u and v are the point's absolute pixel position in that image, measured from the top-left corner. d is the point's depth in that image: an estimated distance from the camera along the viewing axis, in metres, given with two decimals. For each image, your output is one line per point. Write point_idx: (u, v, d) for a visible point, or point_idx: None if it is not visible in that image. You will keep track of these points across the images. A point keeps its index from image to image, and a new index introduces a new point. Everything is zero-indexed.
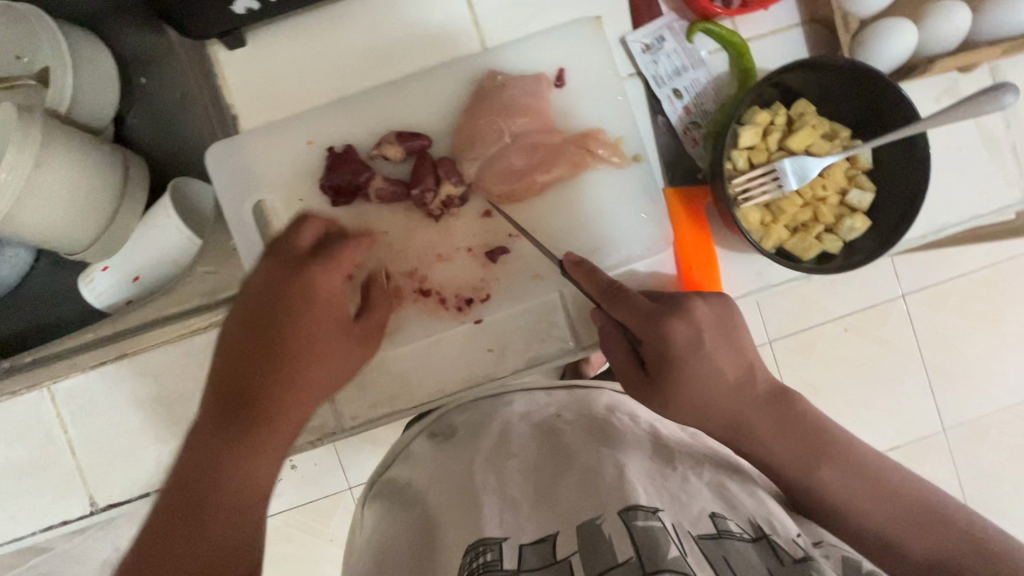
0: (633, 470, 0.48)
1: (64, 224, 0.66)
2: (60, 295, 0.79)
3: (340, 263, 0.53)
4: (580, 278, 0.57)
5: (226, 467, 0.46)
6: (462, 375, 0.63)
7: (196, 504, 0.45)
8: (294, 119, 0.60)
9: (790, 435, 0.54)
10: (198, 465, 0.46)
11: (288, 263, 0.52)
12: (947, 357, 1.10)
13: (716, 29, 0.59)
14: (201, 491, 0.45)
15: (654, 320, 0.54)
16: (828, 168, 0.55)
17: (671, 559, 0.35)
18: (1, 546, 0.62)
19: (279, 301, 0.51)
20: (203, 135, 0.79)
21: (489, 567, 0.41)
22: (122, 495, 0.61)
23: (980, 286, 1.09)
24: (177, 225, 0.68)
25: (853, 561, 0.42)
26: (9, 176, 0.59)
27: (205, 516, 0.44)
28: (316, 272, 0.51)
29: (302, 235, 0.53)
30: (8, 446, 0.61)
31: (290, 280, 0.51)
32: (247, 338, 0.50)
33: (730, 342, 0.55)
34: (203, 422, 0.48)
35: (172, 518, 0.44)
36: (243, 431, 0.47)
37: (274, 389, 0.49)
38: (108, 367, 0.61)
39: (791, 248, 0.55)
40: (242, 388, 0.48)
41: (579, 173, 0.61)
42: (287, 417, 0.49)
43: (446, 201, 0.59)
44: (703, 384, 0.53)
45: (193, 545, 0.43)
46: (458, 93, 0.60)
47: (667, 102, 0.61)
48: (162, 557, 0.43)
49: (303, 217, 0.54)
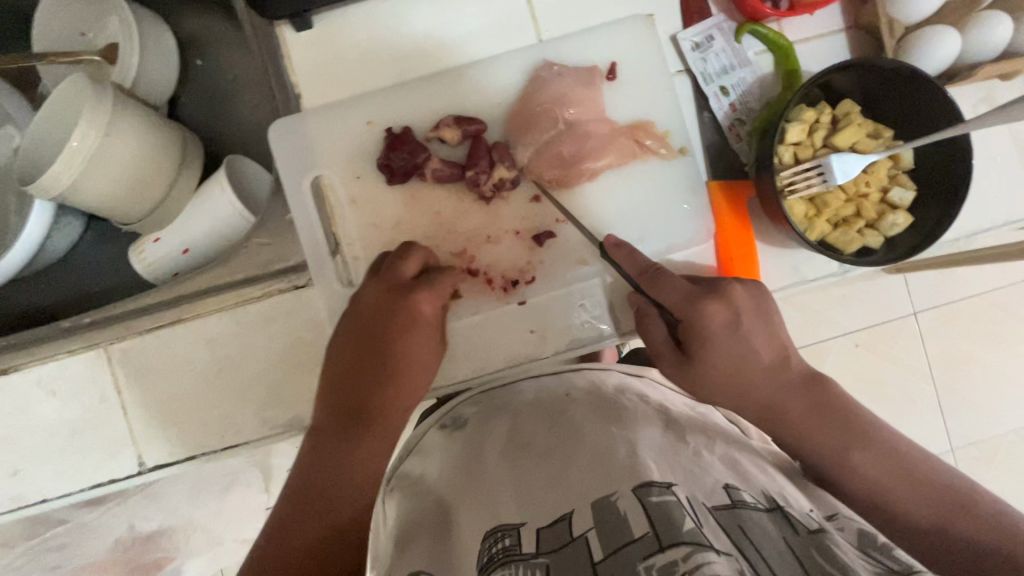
0: (643, 446, 0.49)
1: (126, 192, 0.69)
2: (106, 266, 0.81)
3: (437, 291, 0.60)
4: (621, 259, 0.60)
5: (349, 467, 0.56)
6: (505, 355, 0.64)
7: (325, 494, 0.55)
8: (357, 101, 0.63)
9: (822, 419, 0.56)
10: (323, 461, 0.57)
11: (394, 291, 0.60)
12: (959, 377, 1.12)
13: (762, 32, 0.61)
14: (331, 486, 0.56)
15: (694, 301, 0.57)
16: (872, 166, 0.57)
17: (687, 532, 0.36)
18: (47, 503, 0.63)
19: (389, 327, 0.59)
20: (256, 118, 0.82)
21: (510, 552, 0.41)
22: (170, 458, 0.63)
23: (994, 306, 1.10)
24: (232, 201, 0.70)
25: (869, 534, 0.43)
26: (82, 144, 0.62)
27: (336, 503, 0.55)
28: (420, 302, 0.59)
29: (408, 264, 0.60)
30: (63, 404, 0.63)
31: (398, 309, 0.59)
32: (360, 357, 0.59)
33: (767, 325, 0.58)
34: (327, 426, 0.58)
35: (307, 503, 0.55)
36: (361, 437, 0.58)
37: (384, 402, 0.59)
38: (165, 331, 0.63)
39: (834, 241, 0.58)
40: (359, 401, 0.59)
41: (626, 162, 0.63)
42: (396, 423, 0.60)
43: (498, 184, 0.62)
44: (738, 364, 0.57)
45: (326, 525, 0.54)
46: (514, 83, 0.63)
47: (714, 99, 0.63)
48: (301, 530, 0.54)
49: (409, 245, 0.61)
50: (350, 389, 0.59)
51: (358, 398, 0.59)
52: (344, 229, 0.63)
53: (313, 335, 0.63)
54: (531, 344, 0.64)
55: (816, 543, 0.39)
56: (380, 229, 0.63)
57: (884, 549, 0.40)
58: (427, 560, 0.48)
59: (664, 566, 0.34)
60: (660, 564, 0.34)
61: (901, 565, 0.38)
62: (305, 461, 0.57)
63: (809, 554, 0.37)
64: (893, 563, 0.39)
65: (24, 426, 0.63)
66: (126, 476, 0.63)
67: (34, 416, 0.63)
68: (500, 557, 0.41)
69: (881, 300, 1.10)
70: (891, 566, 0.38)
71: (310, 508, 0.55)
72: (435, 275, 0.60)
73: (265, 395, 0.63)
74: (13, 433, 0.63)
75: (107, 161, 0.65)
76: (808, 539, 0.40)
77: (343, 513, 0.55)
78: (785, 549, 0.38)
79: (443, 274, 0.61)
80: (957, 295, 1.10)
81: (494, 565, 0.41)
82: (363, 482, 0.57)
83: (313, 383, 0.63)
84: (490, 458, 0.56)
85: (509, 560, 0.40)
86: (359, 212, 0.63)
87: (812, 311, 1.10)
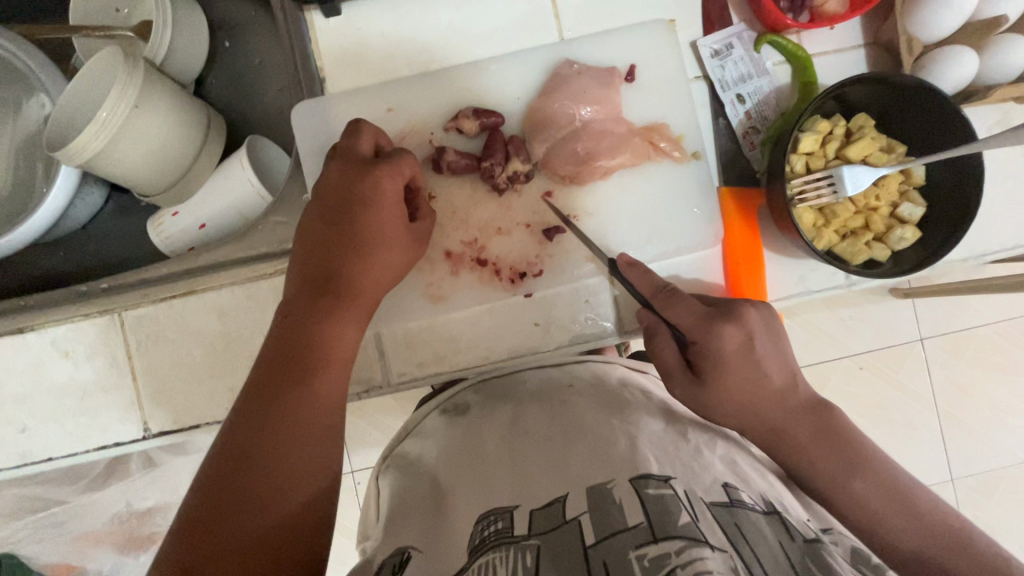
0: (644, 440, 0.49)
1: (149, 165, 0.71)
2: (123, 236, 0.82)
3: (399, 169, 0.57)
4: (635, 277, 0.60)
5: (319, 335, 0.52)
6: (508, 345, 0.65)
7: (298, 361, 0.51)
8: (379, 87, 0.64)
9: (825, 445, 0.55)
10: (292, 332, 0.52)
11: (356, 168, 0.57)
12: (961, 406, 1.11)
13: (783, 43, 0.62)
14: (301, 354, 0.51)
15: (715, 322, 0.56)
16: (883, 179, 0.58)
17: (681, 526, 0.37)
18: (53, 462, 0.65)
19: (351, 196, 0.56)
20: (279, 102, 0.84)
21: (501, 535, 0.42)
22: (175, 425, 0.64)
23: (1001, 337, 1.10)
24: (250, 177, 0.71)
25: (863, 552, 0.43)
26: (110, 114, 0.64)
27: (309, 372, 0.50)
28: (380, 173, 0.56)
29: (361, 142, 0.58)
30: (77, 366, 0.64)
31: (359, 179, 0.56)
32: (329, 235, 0.56)
33: (779, 345, 0.57)
34: (296, 300, 0.54)
35: (277, 375, 0.50)
36: (333, 304, 0.54)
37: (355, 272, 0.55)
38: (178, 300, 0.64)
39: (840, 251, 0.59)
40: (328, 270, 0.55)
41: (640, 163, 0.64)
42: (367, 293, 0.56)
43: (512, 176, 0.62)
44: (749, 385, 0.55)
45: (299, 397, 0.49)
46: (534, 80, 0.64)
47: (730, 106, 0.64)
48: (270, 405, 0.49)
49: (356, 125, 0.59)
50: (318, 264, 0.55)
51: (323, 271, 0.55)
52: None
53: None
54: (534, 336, 0.65)
55: (813, 552, 0.39)
56: None
57: (877, 569, 0.41)
58: (417, 535, 0.49)
59: (655, 557, 0.35)
60: (652, 555, 0.35)
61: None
62: (270, 341, 0.53)
63: (804, 561, 0.38)
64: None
65: (37, 385, 0.64)
66: (132, 441, 0.64)
67: (47, 376, 0.64)
68: (492, 539, 0.42)
69: (887, 324, 1.09)
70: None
71: (278, 379, 0.50)
72: (397, 155, 0.58)
73: None
74: (24, 391, 0.64)
75: (133, 133, 0.67)
76: (804, 546, 0.40)
77: (314, 382, 0.50)
78: (780, 553, 0.38)
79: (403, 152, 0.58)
80: (963, 324, 1.10)
81: (485, 547, 0.41)
82: (336, 350, 0.52)
83: None
84: (490, 443, 0.55)
85: (501, 542, 0.41)
86: None
87: (815, 329, 1.10)
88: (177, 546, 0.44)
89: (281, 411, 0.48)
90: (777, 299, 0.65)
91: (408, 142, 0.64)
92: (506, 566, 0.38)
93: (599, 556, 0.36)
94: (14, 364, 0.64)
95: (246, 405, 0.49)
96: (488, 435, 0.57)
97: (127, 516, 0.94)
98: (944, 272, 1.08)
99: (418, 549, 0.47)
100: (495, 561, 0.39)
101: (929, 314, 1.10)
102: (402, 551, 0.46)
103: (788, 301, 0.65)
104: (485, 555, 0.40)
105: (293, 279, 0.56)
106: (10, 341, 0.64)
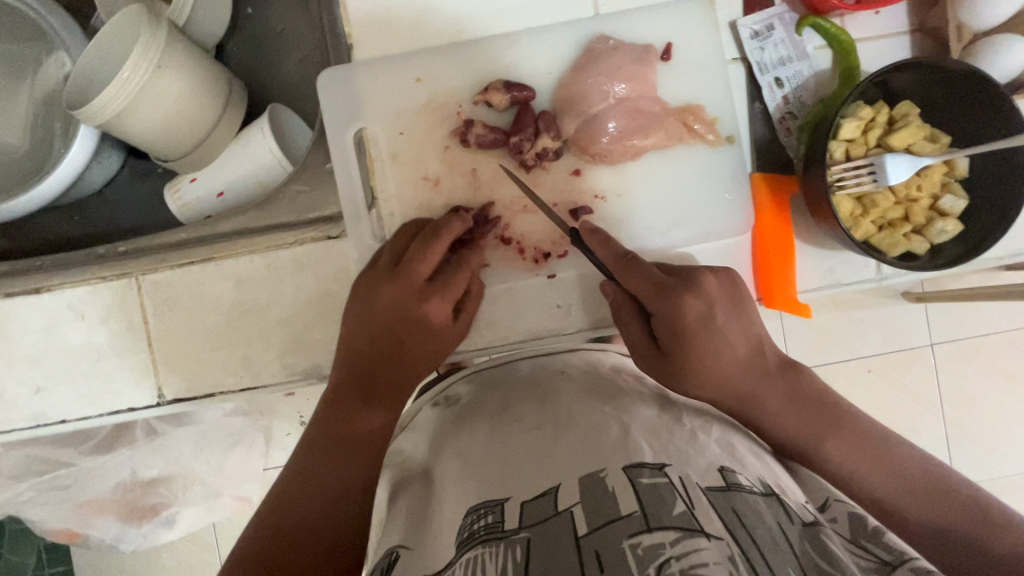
0: (636, 428, 0.50)
1: (167, 129, 0.69)
2: (139, 203, 0.81)
3: (449, 294, 0.60)
4: (595, 245, 0.58)
5: (354, 422, 0.58)
6: (529, 326, 0.63)
7: (338, 449, 0.57)
8: (407, 56, 0.62)
9: (797, 408, 0.57)
10: (334, 423, 0.58)
11: (409, 291, 0.59)
12: (969, 414, 1.09)
13: (824, 26, 0.60)
14: (340, 438, 0.57)
15: (671, 294, 0.56)
16: (926, 169, 0.56)
17: (676, 514, 0.37)
18: (65, 425, 0.64)
19: (396, 311, 0.59)
20: (297, 70, 0.81)
21: (491, 529, 0.42)
22: (189, 393, 0.63)
23: (1013, 346, 1.08)
24: (271, 145, 0.70)
25: (860, 519, 0.44)
26: (132, 75, 0.62)
27: (345, 457, 0.57)
28: (433, 301, 0.59)
29: (426, 264, 0.59)
30: (92, 328, 0.63)
31: (409, 301, 0.59)
32: (373, 344, 0.59)
33: (743, 311, 0.58)
34: (340, 392, 0.58)
35: (320, 458, 0.56)
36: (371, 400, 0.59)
37: (394, 371, 0.60)
38: (195, 266, 0.63)
39: (878, 242, 0.57)
40: (370, 368, 0.59)
41: (673, 144, 0.62)
42: (403, 387, 0.61)
43: (541, 153, 0.61)
44: (714, 356, 0.56)
45: (337, 481, 0.56)
46: (566, 55, 0.63)
47: (767, 90, 0.62)
48: (312, 485, 0.56)
49: (428, 247, 0.59)
50: (361, 362, 0.59)
51: (365, 371, 0.59)
52: (382, 184, 0.63)
53: (340, 286, 0.63)
54: (556, 318, 0.64)
55: (811, 536, 0.39)
56: (418, 186, 0.63)
57: (874, 537, 0.42)
58: (403, 534, 0.50)
59: (650, 546, 0.34)
60: (646, 543, 0.35)
61: (893, 555, 0.39)
62: (314, 422, 0.59)
63: (803, 546, 0.37)
64: (883, 553, 0.40)
65: (51, 347, 0.64)
66: (145, 407, 0.64)
67: (61, 337, 0.64)
68: (482, 533, 0.42)
69: (898, 327, 1.08)
70: (881, 556, 0.39)
71: (321, 460, 0.57)
72: (450, 278, 0.60)
73: (288, 341, 0.63)
74: (38, 352, 0.64)
75: (153, 95, 0.65)
76: (802, 530, 0.40)
77: (346, 460, 0.57)
78: (779, 537, 0.38)
79: (460, 271, 0.60)
80: (975, 331, 1.08)
81: (475, 541, 0.41)
82: (371, 440, 0.58)
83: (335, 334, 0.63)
84: (476, 428, 0.59)
85: (490, 536, 0.40)
86: (398, 168, 0.63)
87: (826, 331, 1.08)
88: None
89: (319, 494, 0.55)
90: (805, 291, 0.63)
91: (436, 113, 0.63)
92: (495, 563, 0.37)
93: (592, 545, 0.36)
94: (29, 325, 0.63)
95: (292, 477, 0.56)
96: (479, 422, 0.60)
97: (130, 486, 0.92)
98: (959, 276, 1.06)
99: (406, 548, 0.48)
100: (483, 556, 0.38)
101: (941, 320, 1.08)
102: (390, 553, 0.47)
103: (816, 294, 0.63)
104: (474, 549, 0.40)
105: (337, 366, 0.60)
106: (25, 301, 0.63)
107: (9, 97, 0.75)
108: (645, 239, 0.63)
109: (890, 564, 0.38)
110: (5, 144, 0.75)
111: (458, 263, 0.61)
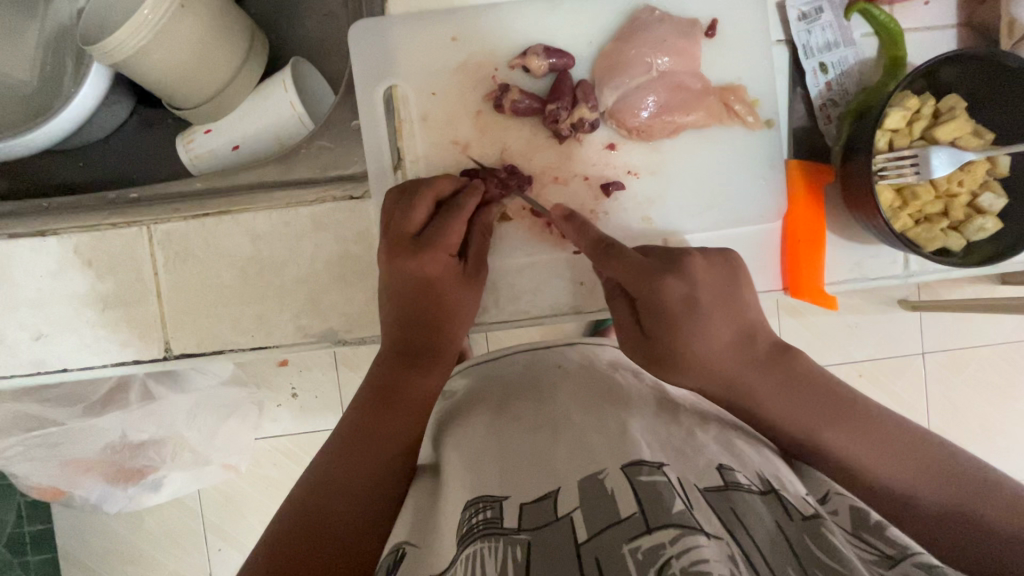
0: (636, 429, 0.49)
1: (186, 76, 0.66)
2: (147, 153, 0.78)
3: (443, 247, 0.59)
4: (570, 231, 0.58)
5: (404, 384, 0.59)
6: (550, 303, 0.62)
7: (386, 399, 0.58)
8: (445, 12, 0.60)
9: (792, 397, 0.55)
10: (383, 378, 0.59)
11: (403, 249, 0.58)
12: (953, 424, 1.10)
13: (875, 13, 0.58)
14: (386, 398, 0.58)
15: (651, 278, 0.54)
16: (969, 165, 0.56)
17: (677, 513, 0.36)
18: (65, 373, 0.63)
19: (412, 282, 0.58)
20: (317, 20, 0.77)
21: (490, 524, 0.41)
22: (199, 348, 0.62)
23: (1002, 359, 1.09)
24: (292, 99, 0.67)
25: (863, 513, 0.43)
26: (153, 13, 0.59)
27: (394, 407, 0.58)
28: (428, 255, 0.58)
29: (416, 214, 0.58)
30: (98, 276, 0.61)
31: (410, 260, 0.58)
32: (404, 308, 0.59)
33: (733, 296, 0.57)
34: (388, 350, 0.60)
35: (369, 408, 0.57)
36: (417, 359, 0.60)
37: (435, 330, 0.61)
38: (210, 219, 0.60)
39: (915, 236, 0.57)
40: (416, 334, 0.60)
41: (713, 123, 0.61)
42: (449, 351, 0.62)
43: (577, 123, 0.59)
44: (699, 344, 0.55)
45: (381, 432, 0.56)
46: (609, 24, 0.61)
47: (811, 75, 0.61)
48: (364, 433, 0.56)
49: (414, 193, 0.58)
50: (406, 329, 0.60)
51: (411, 338, 0.60)
52: (411, 146, 0.61)
53: (360, 247, 0.61)
54: (578, 295, 0.62)
55: (810, 530, 0.38)
56: (448, 151, 0.61)
57: (877, 531, 0.40)
58: (408, 531, 0.49)
59: (650, 549, 0.33)
60: (647, 547, 0.34)
61: (895, 548, 0.38)
62: (362, 384, 0.60)
63: (801, 540, 0.36)
64: (886, 547, 0.38)
65: (55, 292, 0.61)
66: (152, 360, 0.62)
67: (65, 283, 0.61)
68: (481, 527, 0.41)
69: (894, 333, 1.08)
70: (884, 550, 0.38)
71: (376, 408, 0.57)
72: (440, 229, 0.58)
73: (303, 303, 0.61)
74: (42, 296, 0.61)
75: (171, 38, 0.62)
76: (802, 525, 0.39)
77: (394, 430, 0.57)
78: (778, 536, 0.37)
79: (452, 223, 0.58)
80: (967, 341, 1.09)
81: (474, 535, 0.41)
82: (420, 398, 0.59)
83: (352, 297, 0.62)
84: (478, 419, 0.58)
85: (489, 532, 0.40)
86: (429, 130, 0.61)
87: (823, 332, 1.08)
88: (275, 556, 0.48)
89: (368, 438, 0.56)
90: (832, 283, 0.63)
91: (471, 75, 0.61)
92: (494, 558, 0.37)
93: (591, 552, 0.35)
94: (34, 268, 0.61)
95: (342, 433, 0.57)
96: (476, 408, 0.60)
97: (118, 449, 0.88)
98: (955, 285, 1.07)
99: (412, 545, 0.47)
100: (483, 551, 0.38)
101: (934, 328, 1.09)
102: (396, 549, 0.47)
103: (843, 286, 0.63)
104: (473, 544, 0.40)
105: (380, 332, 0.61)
106: (31, 243, 0.60)
107: (16, 29, 0.71)
108: (675, 218, 0.62)
109: (893, 558, 0.37)
110: (13, 80, 0.72)
111: (449, 215, 0.58)
